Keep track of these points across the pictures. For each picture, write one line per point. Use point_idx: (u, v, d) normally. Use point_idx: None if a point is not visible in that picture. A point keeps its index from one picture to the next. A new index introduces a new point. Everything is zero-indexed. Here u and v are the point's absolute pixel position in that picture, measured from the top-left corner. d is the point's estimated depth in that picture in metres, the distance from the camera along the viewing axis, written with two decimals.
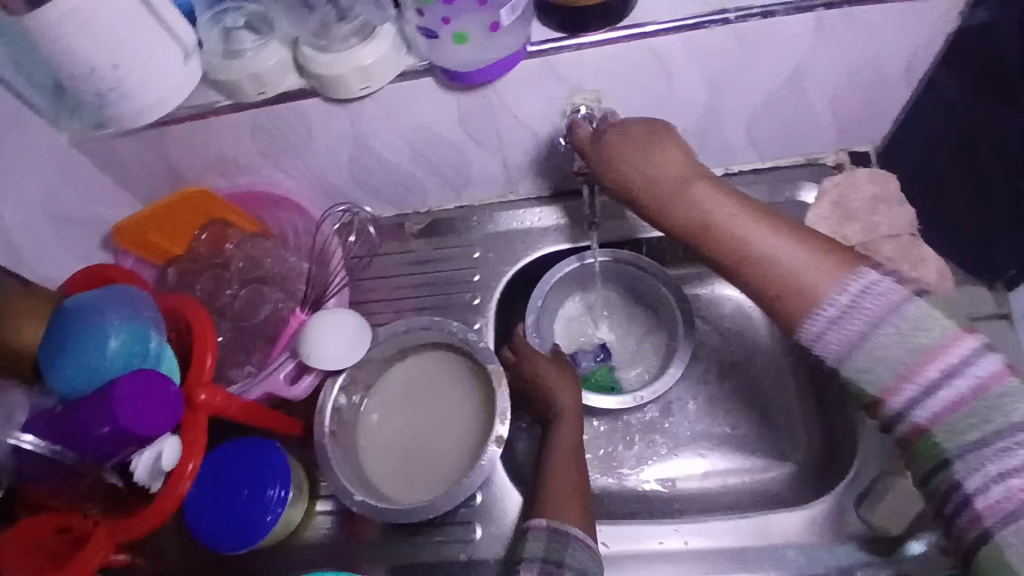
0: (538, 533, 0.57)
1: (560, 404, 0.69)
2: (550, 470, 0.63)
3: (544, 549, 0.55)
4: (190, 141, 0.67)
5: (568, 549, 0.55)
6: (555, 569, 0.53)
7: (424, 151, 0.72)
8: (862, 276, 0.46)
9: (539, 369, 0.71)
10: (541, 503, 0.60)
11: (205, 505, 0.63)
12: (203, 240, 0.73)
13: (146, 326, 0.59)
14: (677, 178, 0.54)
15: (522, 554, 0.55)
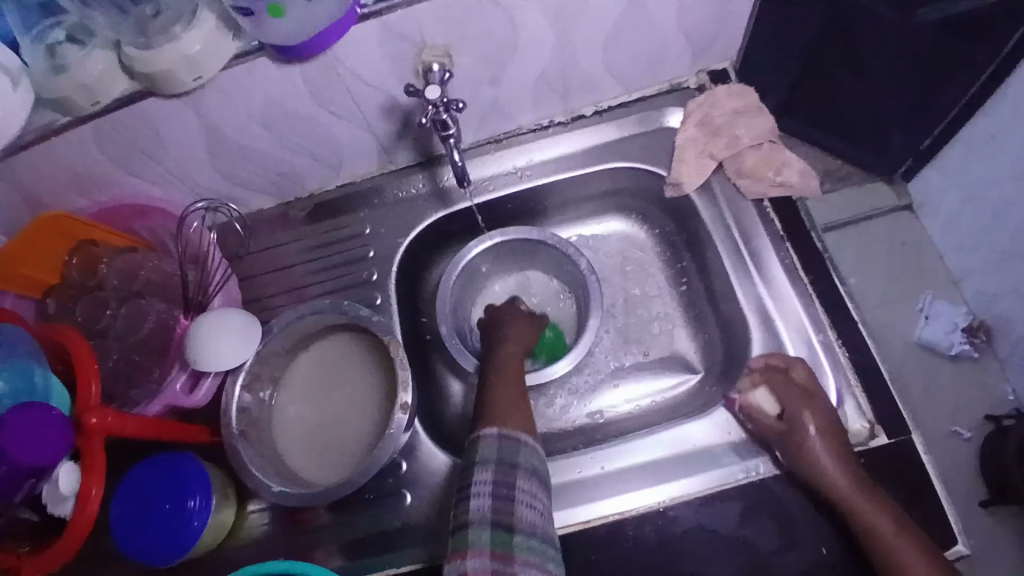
0: (490, 439, 0.57)
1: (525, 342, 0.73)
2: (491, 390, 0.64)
3: (498, 450, 0.56)
4: (32, 166, 0.64)
5: (520, 451, 0.56)
6: (510, 469, 0.55)
7: (286, 133, 0.70)
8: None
9: (515, 323, 0.75)
10: (493, 407, 0.61)
11: (129, 527, 0.64)
12: (75, 264, 0.69)
13: (27, 360, 0.59)
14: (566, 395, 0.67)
15: (473, 458, 0.56)
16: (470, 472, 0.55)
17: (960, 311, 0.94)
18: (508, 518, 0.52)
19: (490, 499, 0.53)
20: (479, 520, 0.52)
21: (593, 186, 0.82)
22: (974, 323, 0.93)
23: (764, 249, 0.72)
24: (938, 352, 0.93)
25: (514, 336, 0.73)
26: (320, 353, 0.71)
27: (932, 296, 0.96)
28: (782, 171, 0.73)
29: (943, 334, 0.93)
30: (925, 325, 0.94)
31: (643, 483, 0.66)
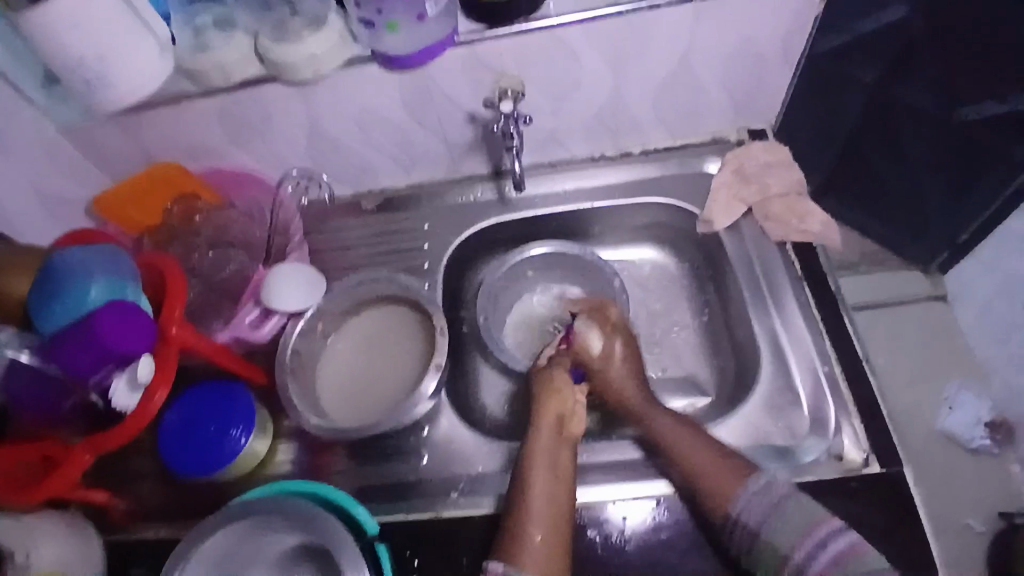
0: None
1: (565, 438, 0.68)
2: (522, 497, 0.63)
3: None
4: (162, 127, 0.77)
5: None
6: None
7: (374, 131, 0.82)
8: None
9: (550, 405, 0.71)
10: (509, 541, 0.60)
11: (178, 441, 0.72)
12: (174, 212, 0.82)
13: (125, 276, 0.68)
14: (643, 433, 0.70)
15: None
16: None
17: (986, 405, 0.84)
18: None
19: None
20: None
21: (631, 216, 0.91)
22: (996, 417, 0.84)
23: (780, 286, 0.79)
24: (957, 443, 0.83)
25: (551, 427, 0.69)
26: (369, 321, 0.80)
27: (958, 385, 0.87)
28: (804, 220, 0.81)
29: (965, 424, 0.83)
30: (948, 414, 0.85)
31: (640, 476, 0.71)
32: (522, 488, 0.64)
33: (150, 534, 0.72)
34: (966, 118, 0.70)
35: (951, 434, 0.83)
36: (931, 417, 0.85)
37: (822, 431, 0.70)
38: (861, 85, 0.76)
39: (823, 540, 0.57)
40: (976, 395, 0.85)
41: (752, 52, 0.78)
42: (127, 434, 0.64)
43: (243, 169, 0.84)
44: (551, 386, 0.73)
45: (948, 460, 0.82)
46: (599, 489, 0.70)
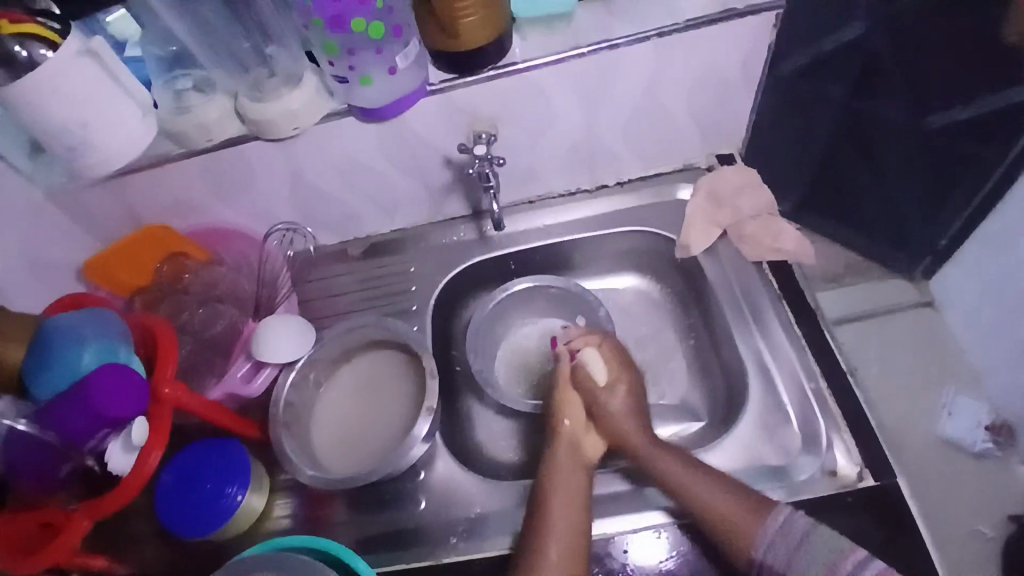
0: None
1: (576, 456, 0.72)
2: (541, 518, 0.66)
3: None
4: (149, 187, 0.79)
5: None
6: None
7: (355, 180, 0.84)
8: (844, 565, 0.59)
9: (569, 429, 0.75)
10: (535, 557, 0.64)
11: (173, 501, 0.71)
12: (165, 271, 0.83)
13: (117, 338, 0.69)
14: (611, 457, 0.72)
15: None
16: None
17: (983, 409, 0.88)
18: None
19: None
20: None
21: (612, 246, 0.93)
22: (995, 420, 0.87)
23: (760, 305, 0.81)
24: (960, 448, 0.85)
25: (564, 456, 0.72)
26: (360, 368, 0.81)
27: (953, 391, 0.90)
28: (778, 239, 0.83)
29: (966, 429, 0.86)
30: (948, 419, 0.88)
31: (637, 504, 0.71)
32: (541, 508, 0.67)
33: None
34: (932, 127, 0.77)
35: (953, 441, 0.85)
36: (934, 424, 0.87)
37: (813, 446, 0.71)
38: (833, 102, 0.80)
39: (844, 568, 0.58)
40: (973, 398, 0.89)
41: (713, 81, 0.81)
42: (124, 497, 0.64)
43: (230, 225, 0.86)
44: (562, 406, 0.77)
45: (950, 464, 0.84)
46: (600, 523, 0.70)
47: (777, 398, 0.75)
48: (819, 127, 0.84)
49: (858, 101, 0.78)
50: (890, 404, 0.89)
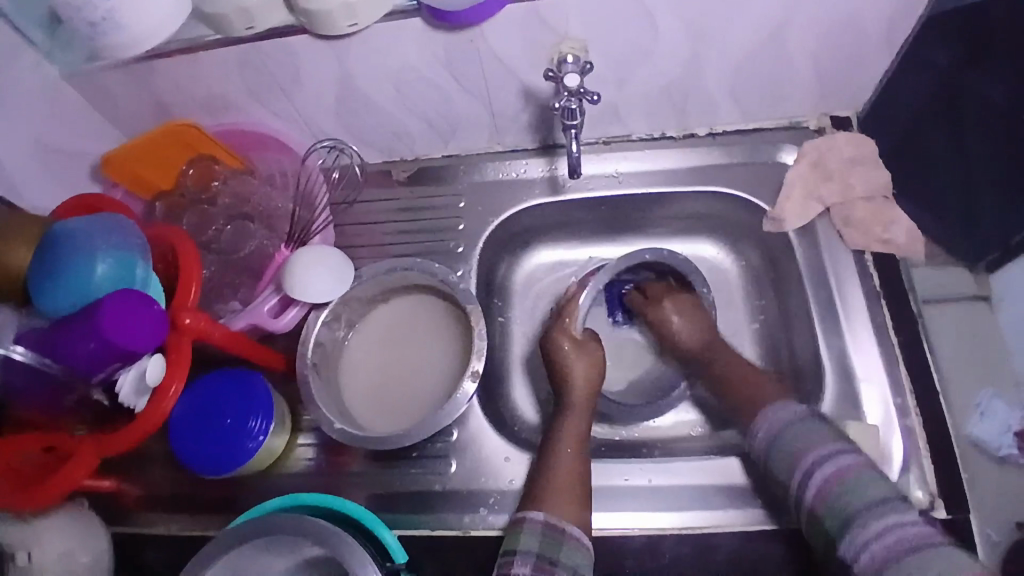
0: (534, 525, 0.59)
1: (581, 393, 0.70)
2: (551, 453, 0.66)
3: (538, 542, 0.58)
4: (177, 76, 0.68)
5: (562, 546, 0.58)
6: (548, 565, 0.56)
7: (409, 93, 0.72)
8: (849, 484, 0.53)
9: (573, 366, 0.71)
10: (548, 494, 0.62)
11: (188, 431, 0.65)
12: (190, 175, 0.75)
13: (134, 254, 0.61)
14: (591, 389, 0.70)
15: (515, 545, 0.58)
16: (509, 560, 0.57)
17: (1016, 414, 0.77)
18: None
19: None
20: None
21: (689, 206, 0.82)
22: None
23: (852, 300, 0.72)
24: (983, 450, 0.76)
25: (574, 401, 0.70)
26: (396, 310, 0.74)
27: (993, 392, 0.79)
28: (889, 228, 0.73)
29: (995, 432, 0.76)
30: (977, 420, 0.77)
31: (683, 504, 0.65)
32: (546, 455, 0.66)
33: (162, 527, 0.68)
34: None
35: (977, 444, 0.76)
36: (962, 423, 0.77)
37: (888, 467, 0.65)
38: (932, 70, 0.68)
39: (809, 470, 0.55)
40: (1009, 403, 0.78)
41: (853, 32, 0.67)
42: (133, 437, 0.59)
43: (266, 130, 0.75)
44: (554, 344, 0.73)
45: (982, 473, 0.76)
46: (639, 516, 0.65)
47: (856, 406, 0.68)
48: (914, 95, 0.71)
49: (966, 71, 0.66)
50: (958, 390, 0.79)
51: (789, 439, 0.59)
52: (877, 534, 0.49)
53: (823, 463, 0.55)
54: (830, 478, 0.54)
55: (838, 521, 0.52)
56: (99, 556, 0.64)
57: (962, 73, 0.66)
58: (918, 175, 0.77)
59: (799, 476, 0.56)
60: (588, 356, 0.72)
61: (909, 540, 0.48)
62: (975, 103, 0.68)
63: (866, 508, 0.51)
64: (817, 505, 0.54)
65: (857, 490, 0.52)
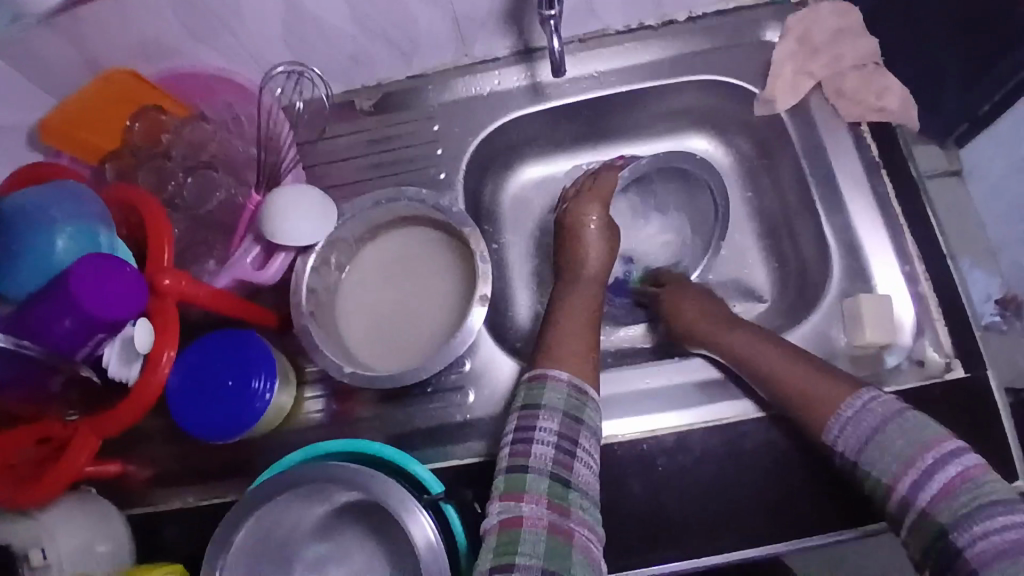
0: (558, 383, 0.57)
1: (596, 276, 0.69)
2: (560, 321, 0.64)
3: (564, 401, 0.56)
4: (101, 19, 0.60)
5: (587, 406, 0.57)
6: (574, 424, 0.55)
7: (362, 5, 0.65)
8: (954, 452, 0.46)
9: (594, 250, 0.70)
10: (554, 351, 0.60)
11: (190, 403, 0.62)
12: (137, 129, 0.68)
13: (92, 220, 0.55)
14: (604, 267, 0.70)
15: (539, 400, 0.56)
16: (535, 414, 0.55)
17: (996, 280, 0.78)
18: (567, 471, 0.53)
19: (553, 451, 0.54)
20: (539, 466, 0.53)
21: (676, 99, 0.78)
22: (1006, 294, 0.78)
23: (853, 176, 0.70)
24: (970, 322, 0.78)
25: (592, 276, 0.69)
26: (392, 249, 0.69)
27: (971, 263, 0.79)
28: (882, 97, 0.70)
29: (977, 301, 0.78)
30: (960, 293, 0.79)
31: (709, 398, 0.66)
32: (553, 323, 0.64)
33: (179, 502, 0.66)
34: None
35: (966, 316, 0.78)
36: None
37: (902, 334, 0.65)
38: None
39: (930, 469, 0.46)
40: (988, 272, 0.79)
41: None
42: (132, 412, 0.55)
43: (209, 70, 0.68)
44: (571, 221, 0.72)
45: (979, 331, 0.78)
46: (667, 416, 0.65)
47: (865, 278, 0.68)
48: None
49: None
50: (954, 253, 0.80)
51: (909, 427, 0.49)
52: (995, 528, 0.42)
53: (941, 462, 0.46)
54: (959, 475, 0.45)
55: (952, 515, 0.44)
56: (119, 534, 0.62)
57: None
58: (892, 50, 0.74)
59: (908, 476, 0.47)
60: (608, 233, 0.72)
61: None
62: None
63: (987, 504, 0.43)
64: (934, 509, 0.45)
65: (986, 488, 0.44)
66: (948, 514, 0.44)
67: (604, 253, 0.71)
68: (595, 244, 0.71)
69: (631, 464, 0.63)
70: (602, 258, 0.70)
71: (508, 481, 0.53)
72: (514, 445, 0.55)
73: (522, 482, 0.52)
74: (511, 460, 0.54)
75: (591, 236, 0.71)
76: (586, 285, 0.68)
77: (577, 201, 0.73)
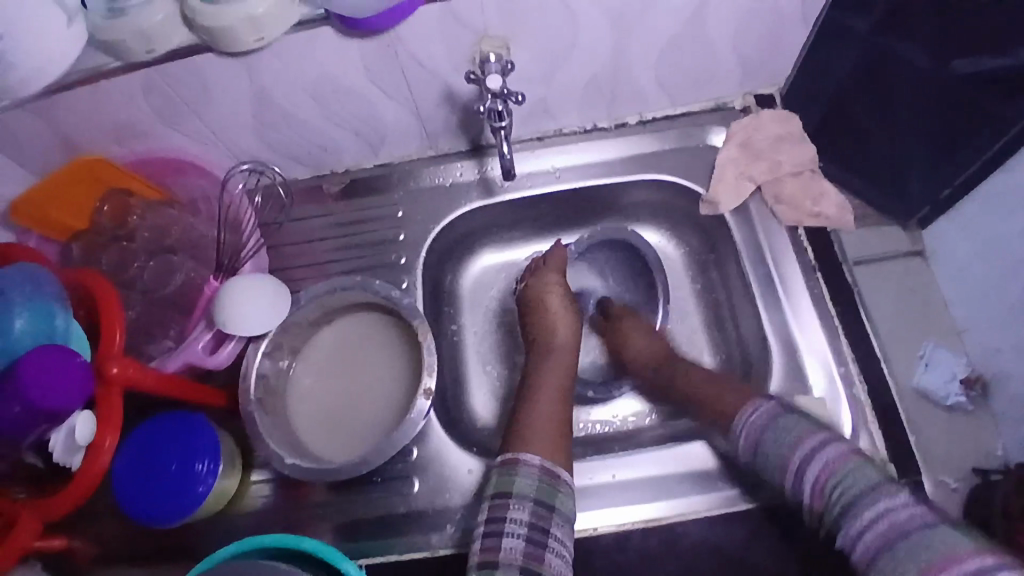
0: (529, 468, 0.58)
1: (563, 352, 0.72)
2: (530, 403, 0.66)
3: (534, 487, 0.57)
4: (79, 109, 0.63)
5: (558, 492, 0.58)
6: (546, 512, 0.56)
7: (330, 102, 0.69)
8: (822, 451, 0.52)
9: (560, 326, 0.74)
10: (523, 433, 0.62)
11: (134, 485, 0.62)
12: (105, 212, 0.72)
13: (52, 303, 0.57)
14: (566, 345, 0.73)
15: (511, 489, 0.57)
16: (505, 503, 0.56)
17: (961, 360, 0.78)
18: (539, 563, 0.54)
19: (523, 543, 0.54)
20: (507, 561, 0.54)
21: (629, 195, 0.82)
22: (971, 374, 0.77)
23: (792, 276, 0.73)
24: (930, 400, 0.77)
25: (560, 360, 0.72)
26: (335, 336, 0.72)
27: (934, 342, 0.79)
28: (819, 203, 0.75)
29: (941, 382, 0.77)
30: (922, 371, 0.78)
31: (649, 493, 0.67)
32: (524, 405, 0.67)
33: None
34: (955, 74, 0.63)
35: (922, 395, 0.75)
36: (906, 375, 0.78)
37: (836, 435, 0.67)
38: (855, 40, 0.67)
39: (801, 470, 0.52)
40: (952, 351, 0.79)
41: (773, 13, 0.66)
42: (72, 499, 0.56)
43: (182, 155, 0.72)
44: (531, 302, 0.76)
45: (919, 419, 0.76)
46: (606, 512, 0.66)
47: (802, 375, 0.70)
48: (833, 70, 0.72)
49: (883, 38, 0.65)
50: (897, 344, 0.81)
51: (777, 433, 0.55)
52: (870, 523, 0.47)
53: (808, 462, 0.52)
54: (824, 471, 0.51)
55: (832, 510, 0.49)
56: None
57: (869, 44, 0.66)
58: (857, 142, 0.77)
59: (790, 478, 0.53)
60: (570, 311, 0.75)
61: (902, 527, 0.46)
62: (891, 69, 0.67)
63: (861, 493, 0.48)
64: (815, 502, 0.51)
65: (849, 478, 0.49)
66: (833, 512, 0.49)
67: (566, 334, 0.74)
68: (554, 322, 0.74)
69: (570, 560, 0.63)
70: (564, 336, 0.74)
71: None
72: (486, 537, 0.56)
73: None
74: (483, 554, 0.55)
75: (554, 314, 0.74)
76: (549, 366, 0.71)
77: (538, 282, 0.76)
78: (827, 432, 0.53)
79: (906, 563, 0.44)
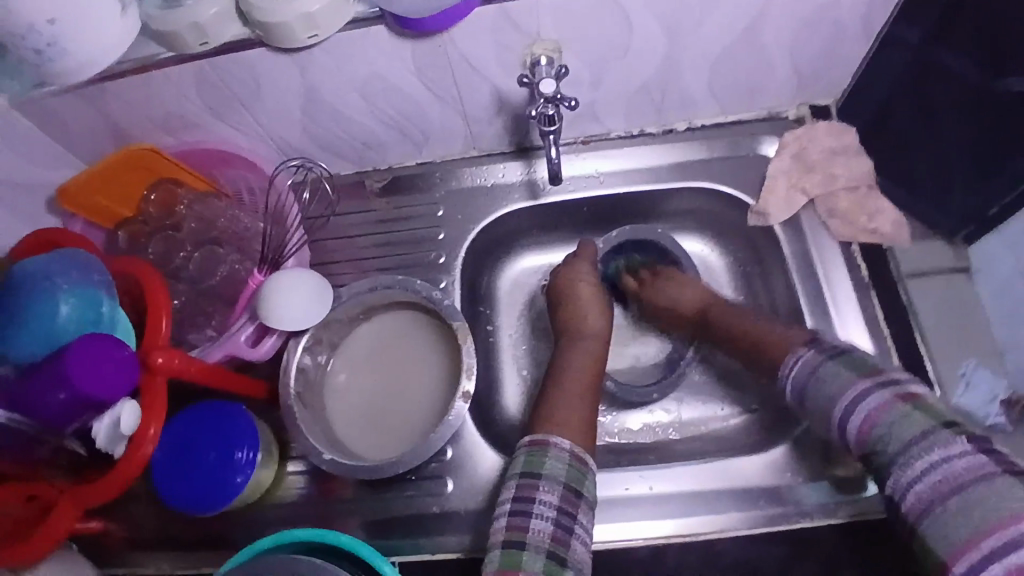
0: (559, 451, 0.57)
1: (594, 338, 0.71)
2: (558, 389, 0.65)
3: (563, 469, 0.56)
4: (131, 98, 0.64)
5: (586, 478, 0.57)
6: (574, 497, 0.55)
7: (378, 101, 0.69)
8: (869, 399, 0.49)
9: (591, 312, 0.72)
10: (552, 418, 0.61)
11: (171, 472, 0.63)
12: (153, 201, 0.72)
13: (99, 291, 0.58)
14: (597, 333, 0.72)
15: (539, 468, 0.56)
16: (534, 483, 0.55)
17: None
18: (564, 550, 0.52)
19: (551, 526, 0.53)
20: (536, 543, 0.52)
21: (673, 202, 0.80)
22: None
23: (841, 294, 0.71)
24: None
25: (589, 347, 0.70)
26: (373, 332, 0.72)
27: None
28: (874, 219, 0.72)
29: None
30: None
31: (687, 509, 0.65)
32: (552, 390, 0.65)
33: (152, 568, 0.66)
34: (1005, 91, 0.58)
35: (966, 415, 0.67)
36: None
37: None
38: (906, 49, 0.64)
39: (849, 410, 0.49)
40: None
41: (835, 23, 0.64)
42: (112, 486, 0.56)
43: (228, 147, 0.72)
44: (561, 291, 0.74)
45: None
46: (641, 523, 0.65)
47: None
48: (886, 82, 0.69)
49: (932, 48, 0.62)
50: None
51: (825, 379, 0.52)
52: (921, 474, 0.44)
53: (855, 409, 0.49)
54: (869, 419, 0.48)
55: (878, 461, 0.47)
56: None
57: (919, 54, 0.63)
58: (896, 159, 0.72)
59: (840, 414, 0.50)
60: (602, 299, 0.74)
61: (957, 477, 0.42)
62: (934, 74, 0.63)
63: (912, 439, 0.45)
64: (865, 440, 0.48)
65: (893, 429, 0.46)
66: (882, 451, 0.47)
67: (597, 322, 0.72)
68: (585, 310, 0.73)
69: (602, 571, 0.62)
70: (595, 324, 0.72)
71: (505, 555, 0.52)
72: (512, 516, 0.54)
73: (518, 560, 0.51)
74: (507, 533, 0.53)
75: (585, 301, 0.73)
76: (579, 353, 0.70)
77: (569, 270, 0.75)
78: (874, 380, 0.50)
79: (955, 523, 0.41)
